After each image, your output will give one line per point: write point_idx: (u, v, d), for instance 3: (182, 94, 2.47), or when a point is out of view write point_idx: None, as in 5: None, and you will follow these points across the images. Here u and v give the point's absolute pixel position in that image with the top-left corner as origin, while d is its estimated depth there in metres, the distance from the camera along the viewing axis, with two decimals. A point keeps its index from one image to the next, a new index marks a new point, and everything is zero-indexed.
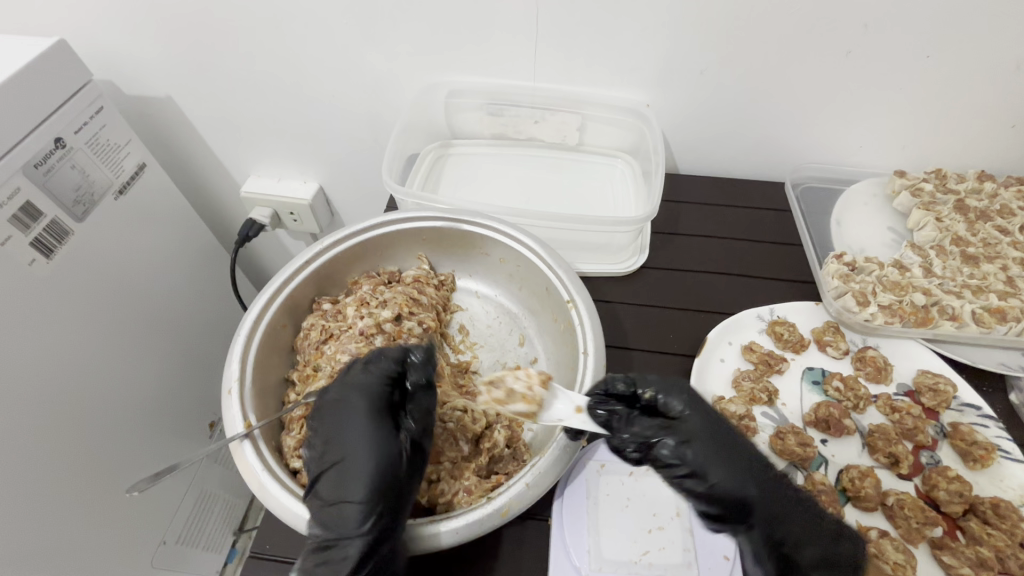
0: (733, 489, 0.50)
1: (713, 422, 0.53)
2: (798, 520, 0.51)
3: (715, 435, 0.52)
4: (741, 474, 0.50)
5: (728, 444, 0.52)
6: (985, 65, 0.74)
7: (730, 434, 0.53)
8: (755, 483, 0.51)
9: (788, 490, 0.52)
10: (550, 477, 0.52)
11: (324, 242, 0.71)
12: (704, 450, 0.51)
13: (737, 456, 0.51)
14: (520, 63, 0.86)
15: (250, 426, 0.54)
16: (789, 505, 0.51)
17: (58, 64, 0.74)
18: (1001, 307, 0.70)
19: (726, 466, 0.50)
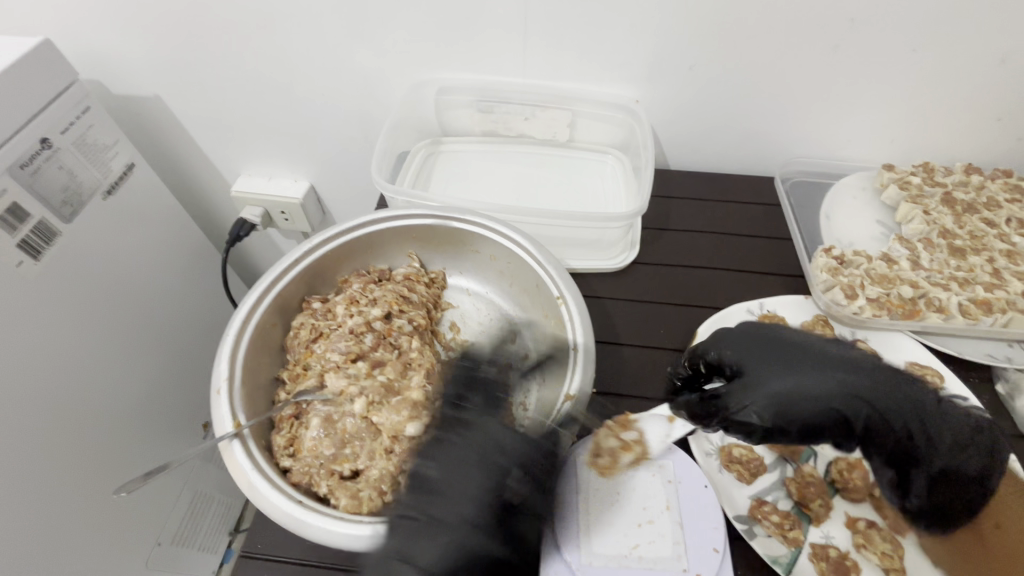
0: (824, 409, 0.55)
1: (781, 350, 0.59)
2: (913, 418, 0.54)
3: (780, 365, 0.57)
4: (826, 393, 0.55)
5: (800, 367, 0.57)
6: (971, 59, 0.75)
7: (804, 355, 0.58)
8: (849, 395, 0.55)
9: (888, 405, 0.55)
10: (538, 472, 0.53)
11: (313, 241, 0.70)
12: (773, 384, 0.56)
13: (816, 373, 0.56)
14: (510, 61, 0.86)
15: (239, 426, 0.54)
16: (897, 404, 0.55)
17: (42, 63, 0.74)
18: (987, 298, 0.72)
19: (805, 389, 0.55)
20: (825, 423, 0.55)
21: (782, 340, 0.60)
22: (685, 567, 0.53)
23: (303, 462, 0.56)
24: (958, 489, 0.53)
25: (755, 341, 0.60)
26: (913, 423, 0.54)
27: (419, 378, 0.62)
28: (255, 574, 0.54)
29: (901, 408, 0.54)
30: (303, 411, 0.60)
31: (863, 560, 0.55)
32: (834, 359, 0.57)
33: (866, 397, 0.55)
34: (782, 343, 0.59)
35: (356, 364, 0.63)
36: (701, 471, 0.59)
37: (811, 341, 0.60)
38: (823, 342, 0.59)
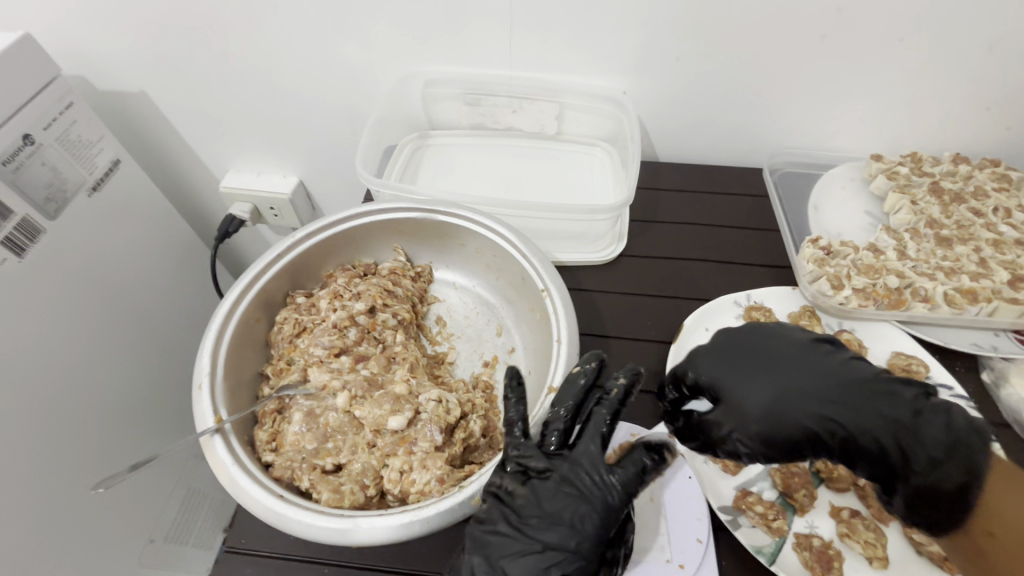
0: (798, 429, 0.52)
1: (750, 365, 0.56)
2: (886, 428, 0.51)
3: (750, 384, 0.55)
4: (797, 412, 0.52)
5: (771, 385, 0.54)
6: (958, 47, 0.74)
7: (775, 369, 0.55)
8: (821, 412, 0.52)
9: (865, 425, 0.51)
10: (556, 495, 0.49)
11: (296, 235, 0.70)
12: (744, 407, 0.54)
13: (787, 390, 0.54)
14: (497, 53, 0.85)
15: (221, 421, 0.54)
16: (870, 417, 0.52)
17: (22, 58, 0.73)
18: (973, 287, 0.72)
19: (777, 411, 0.53)
20: (803, 444, 0.52)
21: (755, 352, 0.57)
22: (668, 558, 0.54)
23: (286, 456, 0.56)
24: (945, 505, 0.47)
25: (730, 354, 0.58)
26: (884, 435, 0.51)
27: (403, 371, 0.62)
28: (240, 569, 0.54)
29: (874, 420, 0.52)
30: (285, 406, 0.60)
31: (847, 548, 0.56)
32: (809, 373, 0.54)
33: (838, 411, 0.52)
34: (755, 356, 0.57)
35: (340, 358, 0.63)
36: (686, 461, 0.60)
37: (787, 350, 0.57)
38: (799, 351, 0.56)
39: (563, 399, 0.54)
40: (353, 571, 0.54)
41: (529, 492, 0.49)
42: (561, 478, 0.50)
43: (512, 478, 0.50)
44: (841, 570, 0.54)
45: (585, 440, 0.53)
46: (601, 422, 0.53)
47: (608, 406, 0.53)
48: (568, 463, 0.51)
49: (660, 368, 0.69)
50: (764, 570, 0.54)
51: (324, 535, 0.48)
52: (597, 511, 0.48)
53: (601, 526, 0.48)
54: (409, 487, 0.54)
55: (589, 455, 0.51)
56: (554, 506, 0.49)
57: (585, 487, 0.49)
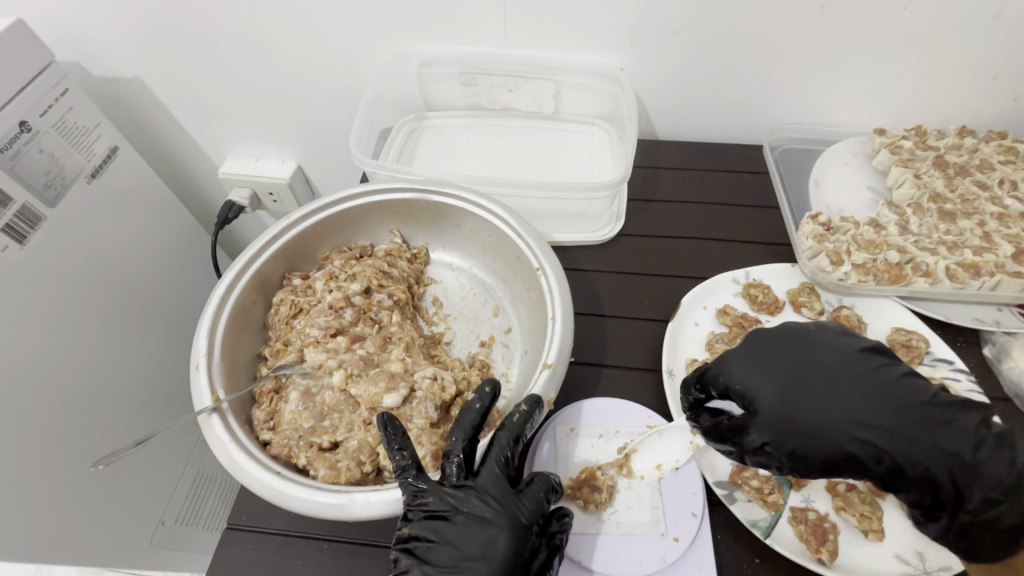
0: (843, 453, 0.50)
1: (804, 380, 0.52)
2: (943, 460, 0.49)
3: (796, 399, 0.51)
4: (846, 435, 0.50)
5: (820, 401, 0.51)
6: (963, 16, 0.72)
7: (828, 383, 0.52)
8: (872, 436, 0.50)
9: (923, 454, 0.49)
10: (461, 535, 0.48)
11: (291, 217, 0.70)
12: (789, 424, 0.51)
13: (839, 409, 0.50)
14: (492, 29, 0.84)
15: (218, 400, 0.54)
16: (926, 448, 0.49)
17: (14, 45, 0.72)
18: (976, 261, 0.71)
19: (825, 432, 0.50)
20: (846, 466, 0.50)
21: (801, 362, 0.53)
22: (663, 532, 0.54)
23: (283, 435, 0.56)
24: (990, 542, 0.48)
25: (772, 363, 0.54)
26: (941, 468, 0.49)
27: (398, 351, 0.62)
28: (243, 546, 0.55)
29: (928, 448, 0.49)
30: (282, 385, 0.61)
31: (843, 521, 0.56)
32: (864, 391, 0.51)
33: (892, 436, 0.49)
34: (803, 367, 0.53)
35: (336, 338, 0.63)
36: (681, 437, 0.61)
37: (839, 362, 0.53)
38: (851, 364, 0.52)
39: (459, 432, 0.53)
40: (353, 547, 0.55)
41: (437, 536, 0.48)
42: (463, 514, 0.49)
43: (421, 527, 0.49)
44: (837, 543, 0.54)
45: (485, 468, 0.52)
46: (501, 446, 0.53)
47: (507, 430, 0.53)
48: (471, 495, 0.50)
49: (657, 346, 0.69)
50: (760, 543, 0.54)
51: (320, 510, 0.48)
52: (507, 539, 0.48)
53: (514, 553, 0.48)
54: None
55: (491, 484, 0.51)
56: (465, 549, 0.48)
57: (491, 516, 0.49)
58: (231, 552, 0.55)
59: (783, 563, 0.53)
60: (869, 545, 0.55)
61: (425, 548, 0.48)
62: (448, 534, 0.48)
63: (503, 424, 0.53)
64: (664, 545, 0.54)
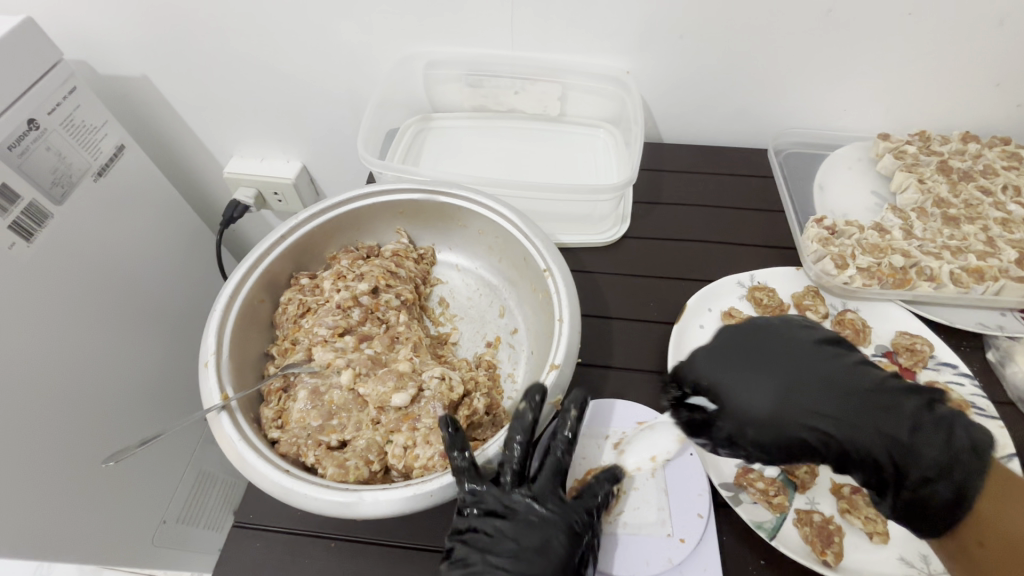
0: (792, 440, 0.51)
1: (755, 371, 0.53)
2: (885, 444, 0.50)
3: (749, 389, 0.53)
4: (793, 420, 0.51)
5: (774, 391, 0.52)
6: (968, 22, 0.73)
7: (779, 373, 0.53)
8: (821, 423, 0.51)
9: (867, 439, 0.50)
10: (527, 533, 0.51)
11: (300, 216, 0.70)
12: (741, 414, 0.52)
13: (787, 397, 0.52)
14: (499, 33, 0.84)
15: (227, 398, 0.55)
16: (867, 432, 0.50)
17: (24, 43, 0.72)
18: (980, 266, 0.71)
19: (774, 421, 0.51)
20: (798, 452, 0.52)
21: (759, 356, 0.54)
22: (669, 532, 0.55)
23: (291, 433, 0.57)
24: (933, 517, 0.48)
25: (729, 357, 0.55)
26: (880, 450, 0.50)
27: (406, 351, 0.63)
28: (250, 544, 0.55)
29: (869, 432, 0.50)
30: (291, 383, 0.61)
31: (847, 524, 0.56)
32: (814, 381, 0.52)
33: (834, 421, 0.51)
34: (758, 357, 0.54)
35: (344, 338, 0.63)
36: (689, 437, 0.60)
37: (791, 353, 0.54)
38: (804, 356, 0.54)
39: (512, 437, 0.53)
40: (358, 546, 0.55)
41: (496, 532, 0.51)
42: (522, 514, 0.52)
43: (478, 519, 0.52)
44: (841, 545, 0.54)
45: (542, 474, 0.55)
46: (556, 454, 0.56)
47: (562, 440, 0.56)
48: (527, 497, 0.53)
49: (662, 348, 0.69)
50: (764, 544, 0.55)
51: (328, 508, 0.49)
52: (564, 539, 0.51)
53: (571, 552, 0.50)
54: (413, 462, 0.55)
55: (547, 489, 0.54)
56: (527, 543, 0.50)
57: (548, 518, 0.52)
58: (238, 549, 0.55)
59: (788, 564, 0.54)
60: (872, 547, 0.55)
61: (480, 540, 0.51)
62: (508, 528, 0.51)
63: (559, 431, 0.56)
64: (670, 546, 0.54)
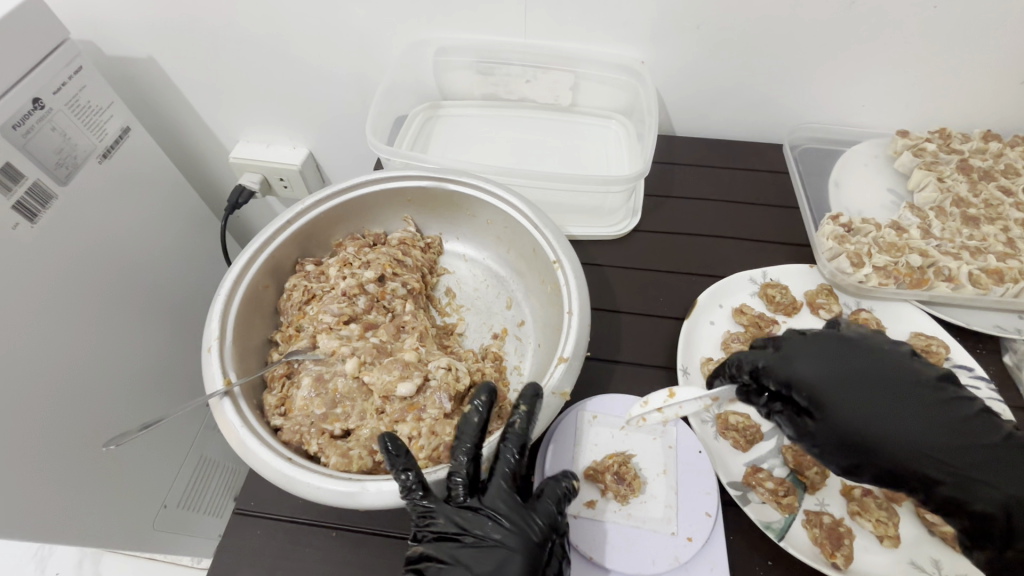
0: (901, 462, 0.50)
1: (867, 395, 0.52)
2: (1001, 496, 0.48)
3: (864, 407, 0.52)
4: (906, 447, 0.50)
5: (887, 415, 0.51)
6: (995, 18, 0.71)
7: (899, 403, 0.51)
8: (935, 458, 0.49)
9: (981, 487, 0.48)
10: (479, 555, 0.49)
11: (306, 202, 0.69)
12: (854, 429, 0.51)
13: (885, 422, 0.51)
14: (510, 19, 0.83)
15: (230, 383, 0.54)
16: (985, 481, 0.48)
17: (30, 21, 0.71)
18: (999, 268, 0.69)
19: (886, 441, 0.50)
20: (890, 464, 0.50)
21: (875, 385, 0.53)
22: (674, 531, 0.53)
23: (294, 421, 0.56)
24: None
25: (852, 379, 0.53)
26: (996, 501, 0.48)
27: (412, 340, 0.62)
28: (251, 531, 0.55)
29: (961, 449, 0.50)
30: (294, 370, 0.61)
31: (857, 526, 0.55)
32: (933, 422, 0.51)
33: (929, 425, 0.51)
34: (859, 352, 0.55)
35: (349, 326, 0.63)
36: (697, 437, 0.59)
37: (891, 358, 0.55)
38: (923, 394, 0.52)
39: (463, 449, 0.52)
40: (359, 536, 0.54)
41: (451, 558, 0.49)
42: (474, 535, 0.50)
43: (434, 548, 0.50)
44: (851, 548, 0.53)
45: (494, 485, 0.52)
46: (508, 460, 0.53)
47: (511, 443, 0.52)
48: (479, 517, 0.50)
49: (672, 344, 0.68)
50: (772, 544, 0.54)
51: (331, 499, 0.48)
52: (519, 559, 0.48)
53: (528, 571, 0.48)
54: (417, 453, 0.54)
55: (499, 501, 0.51)
56: (478, 569, 0.48)
57: (502, 538, 0.49)
58: (240, 535, 0.55)
59: (795, 565, 0.53)
60: (884, 552, 0.54)
61: (436, 569, 0.48)
62: (463, 555, 0.49)
63: (507, 438, 0.53)
64: (674, 544, 0.53)
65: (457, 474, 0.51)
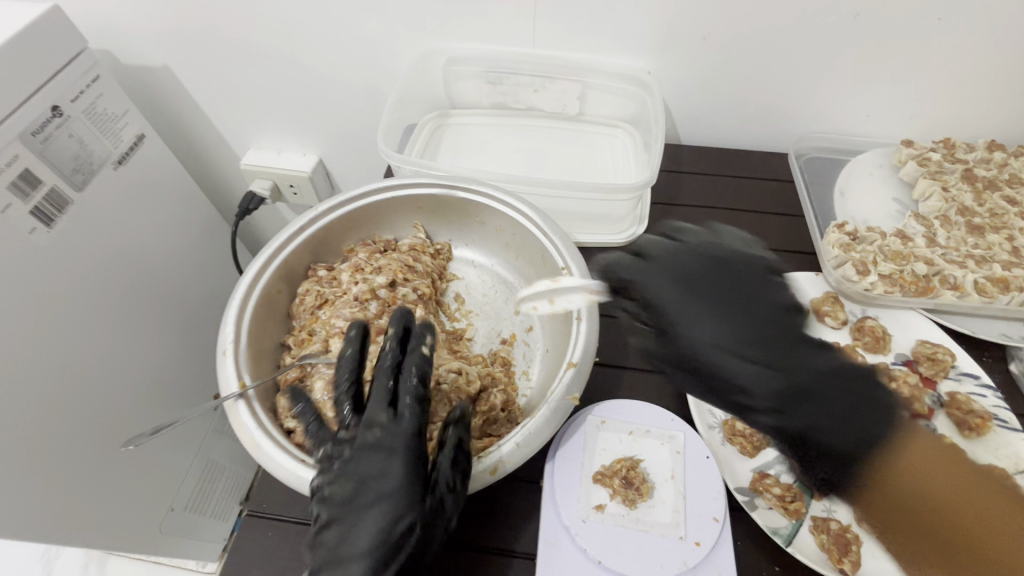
0: (739, 384, 0.54)
1: (720, 315, 0.57)
2: (848, 431, 0.49)
3: (715, 328, 0.56)
4: (744, 368, 0.54)
5: (738, 340, 0.56)
6: (998, 31, 0.72)
7: (743, 329, 0.56)
8: (777, 385, 0.53)
9: (825, 417, 0.50)
10: (361, 461, 0.49)
11: (319, 208, 0.70)
12: (695, 347, 0.57)
13: (729, 342, 0.56)
14: (520, 29, 0.84)
15: (244, 387, 0.55)
16: (828, 414, 0.50)
17: (49, 32, 0.73)
18: (1005, 276, 0.70)
19: (723, 360, 0.55)
20: (726, 385, 0.55)
21: (737, 308, 0.58)
22: (682, 535, 0.54)
23: None
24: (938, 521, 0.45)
25: (709, 301, 0.58)
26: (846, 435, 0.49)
27: None
28: (263, 534, 0.55)
29: (783, 377, 0.53)
30: (307, 374, 0.62)
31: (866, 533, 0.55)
32: (777, 351, 0.54)
33: (775, 357, 0.54)
34: (729, 282, 0.60)
35: None
36: (704, 443, 0.59)
37: (759, 287, 0.60)
38: (781, 323, 0.56)
39: (343, 375, 0.56)
40: None
41: (336, 474, 0.49)
42: (356, 448, 0.50)
43: (322, 471, 0.49)
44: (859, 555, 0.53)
45: (373, 399, 0.52)
46: (385, 377, 0.53)
47: (387, 360, 0.55)
48: (356, 430, 0.51)
49: None
50: (780, 550, 0.54)
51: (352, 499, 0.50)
52: (398, 458, 0.49)
53: (410, 469, 0.49)
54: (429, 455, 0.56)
55: (377, 412, 0.51)
56: (363, 477, 0.49)
57: (378, 444, 0.50)
58: (252, 538, 0.55)
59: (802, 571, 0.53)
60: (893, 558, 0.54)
61: (325, 488, 0.48)
62: (349, 469, 0.49)
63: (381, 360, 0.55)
64: (683, 548, 0.53)
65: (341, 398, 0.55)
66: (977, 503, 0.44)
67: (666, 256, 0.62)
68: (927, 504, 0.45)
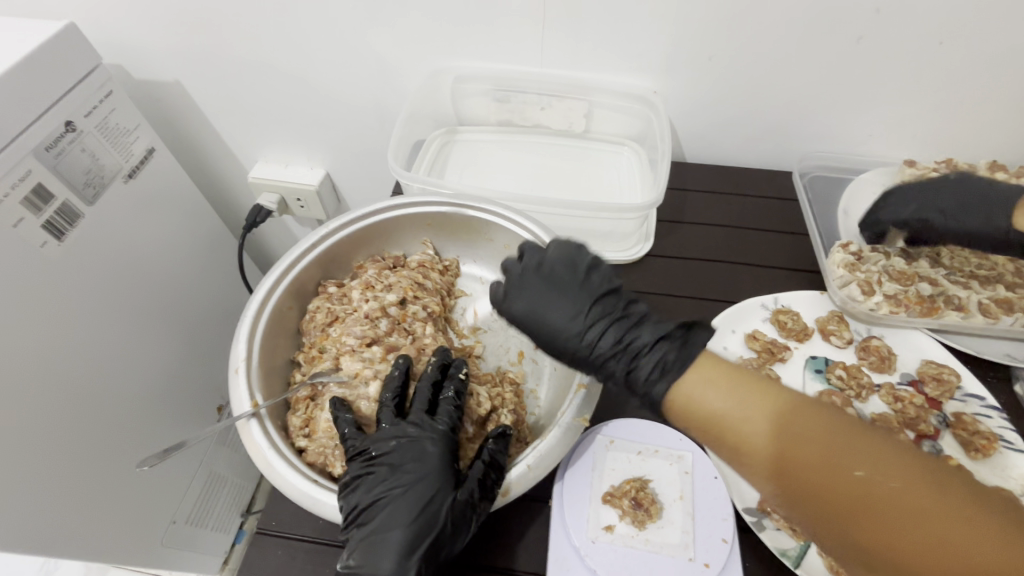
0: (617, 377, 0.54)
1: (559, 313, 0.57)
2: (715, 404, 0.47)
3: (573, 326, 0.56)
4: (611, 361, 0.54)
5: (602, 333, 0.55)
6: (999, 54, 0.73)
7: (602, 323, 0.56)
8: (641, 368, 0.52)
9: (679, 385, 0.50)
10: (401, 455, 0.54)
11: (330, 225, 0.71)
12: (569, 347, 0.56)
13: (596, 337, 0.55)
14: (527, 49, 0.85)
15: (257, 405, 0.56)
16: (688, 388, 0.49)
17: (65, 49, 0.74)
18: (1009, 297, 0.71)
19: (593, 355, 0.55)
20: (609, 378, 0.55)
21: (545, 303, 0.57)
22: (692, 556, 0.54)
23: (318, 443, 0.58)
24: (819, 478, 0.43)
25: (549, 301, 0.57)
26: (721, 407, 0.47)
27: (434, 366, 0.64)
28: (271, 551, 0.55)
29: (688, 368, 0.50)
30: (318, 392, 0.62)
31: None
32: (632, 337, 0.54)
33: (652, 343, 0.53)
34: (557, 276, 0.59)
35: (372, 347, 0.64)
36: (712, 463, 0.60)
37: (578, 276, 0.58)
38: (577, 313, 0.56)
39: (388, 384, 0.59)
40: None
41: (375, 466, 0.54)
42: (398, 443, 0.55)
43: (362, 464, 0.54)
44: None
45: (417, 401, 0.58)
46: (427, 382, 0.59)
47: (434, 369, 0.61)
48: (396, 427, 0.56)
49: None
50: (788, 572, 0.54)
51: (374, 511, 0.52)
52: (434, 450, 0.54)
53: (446, 461, 0.54)
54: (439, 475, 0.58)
55: (419, 411, 0.57)
56: (402, 467, 0.53)
57: (415, 438, 0.55)
58: (260, 556, 0.55)
59: None
60: None
61: (365, 481, 0.53)
62: (391, 462, 0.54)
63: (426, 374, 0.60)
64: (693, 569, 0.53)
65: (382, 401, 0.58)
66: (826, 456, 0.43)
67: (530, 265, 0.60)
68: (818, 465, 0.43)
